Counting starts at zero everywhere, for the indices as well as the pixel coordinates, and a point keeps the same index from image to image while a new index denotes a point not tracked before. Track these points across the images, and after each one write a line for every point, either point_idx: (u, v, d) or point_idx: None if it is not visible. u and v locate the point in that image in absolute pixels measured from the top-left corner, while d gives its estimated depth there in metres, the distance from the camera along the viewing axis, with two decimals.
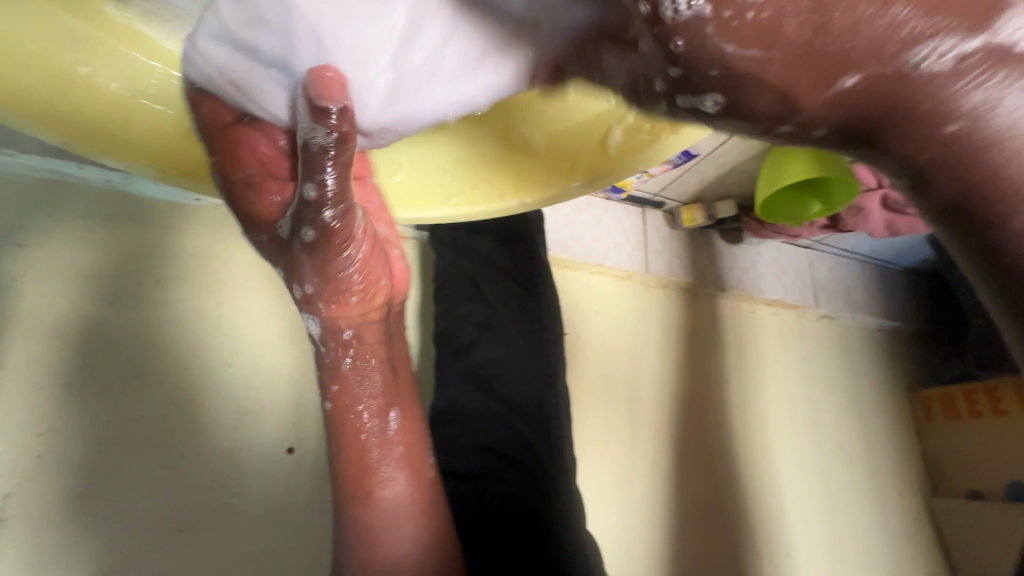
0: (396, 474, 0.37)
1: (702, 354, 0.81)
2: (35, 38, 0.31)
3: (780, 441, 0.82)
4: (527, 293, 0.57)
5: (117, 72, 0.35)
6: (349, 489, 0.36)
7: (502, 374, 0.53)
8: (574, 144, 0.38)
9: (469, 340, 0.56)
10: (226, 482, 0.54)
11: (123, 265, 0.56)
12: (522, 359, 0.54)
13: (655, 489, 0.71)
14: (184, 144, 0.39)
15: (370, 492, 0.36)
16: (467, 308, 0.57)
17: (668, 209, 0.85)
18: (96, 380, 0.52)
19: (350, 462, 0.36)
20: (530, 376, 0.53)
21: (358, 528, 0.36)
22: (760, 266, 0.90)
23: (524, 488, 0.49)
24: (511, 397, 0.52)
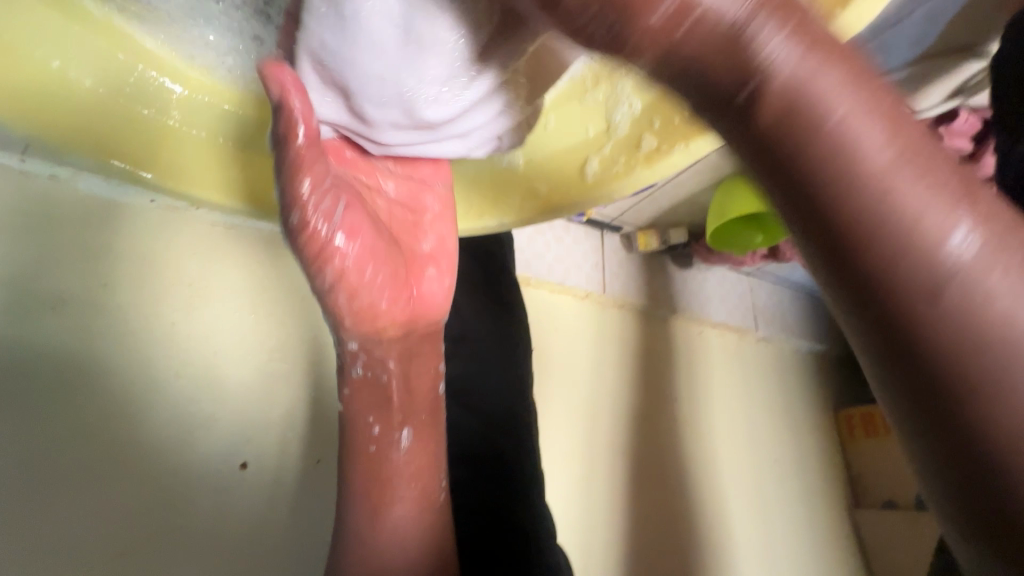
0: (402, 489, 0.41)
1: (656, 372, 0.85)
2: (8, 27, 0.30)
3: (724, 456, 0.87)
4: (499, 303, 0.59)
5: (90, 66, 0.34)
6: (360, 495, 0.41)
7: (474, 385, 0.54)
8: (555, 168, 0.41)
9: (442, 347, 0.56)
10: (171, 500, 0.51)
11: (65, 264, 0.52)
12: (494, 366, 0.55)
13: (610, 503, 0.73)
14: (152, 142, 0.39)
15: (379, 502, 0.41)
16: None
17: (625, 233, 0.90)
18: (27, 389, 0.48)
19: (363, 469, 0.41)
20: (503, 381, 0.54)
21: (358, 534, 0.40)
22: (707, 290, 0.96)
23: (498, 494, 0.49)
24: (484, 407, 0.53)
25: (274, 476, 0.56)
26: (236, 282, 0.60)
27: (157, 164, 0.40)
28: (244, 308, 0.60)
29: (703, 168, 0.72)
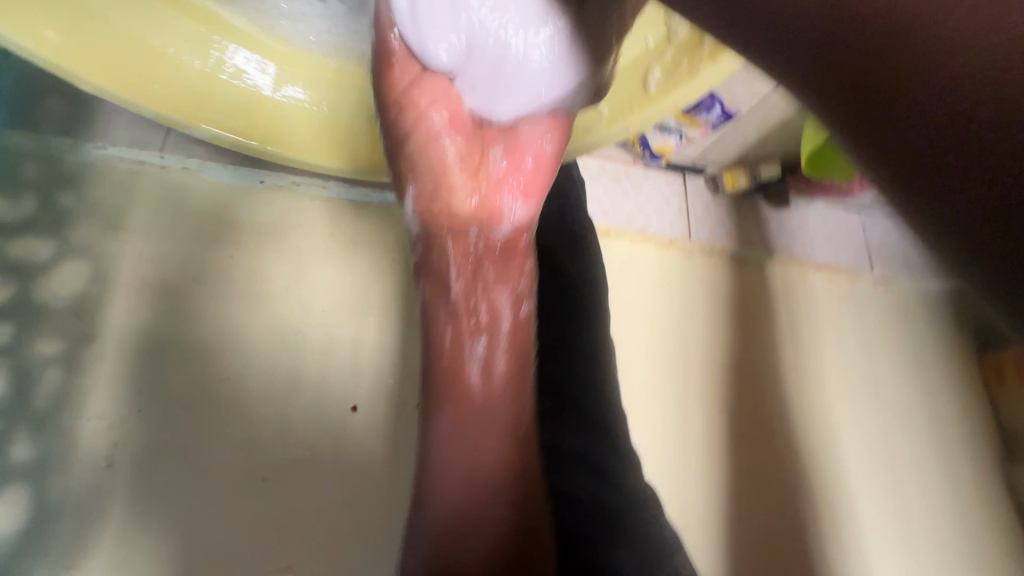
0: (492, 402, 0.40)
1: (753, 319, 0.80)
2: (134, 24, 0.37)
3: (836, 405, 0.80)
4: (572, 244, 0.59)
5: (197, 52, 0.41)
6: (442, 412, 0.40)
7: (555, 319, 0.55)
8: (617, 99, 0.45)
9: None
10: (299, 438, 0.58)
11: (201, 242, 0.61)
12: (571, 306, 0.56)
13: (705, 450, 0.72)
14: (252, 113, 0.43)
15: (463, 415, 0.40)
16: None
17: (710, 176, 0.84)
18: (182, 346, 0.57)
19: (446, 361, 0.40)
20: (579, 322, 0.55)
21: (444, 449, 0.39)
22: (809, 229, 0.87)
23: (579, 423, 0.51)
24: (564, 340, 0.54)
25: (384, 419, 0.60)
26: (336, 246, 0.65)
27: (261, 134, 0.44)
28: (345, 270, 0.65)
29: (793, 87, 0.65)
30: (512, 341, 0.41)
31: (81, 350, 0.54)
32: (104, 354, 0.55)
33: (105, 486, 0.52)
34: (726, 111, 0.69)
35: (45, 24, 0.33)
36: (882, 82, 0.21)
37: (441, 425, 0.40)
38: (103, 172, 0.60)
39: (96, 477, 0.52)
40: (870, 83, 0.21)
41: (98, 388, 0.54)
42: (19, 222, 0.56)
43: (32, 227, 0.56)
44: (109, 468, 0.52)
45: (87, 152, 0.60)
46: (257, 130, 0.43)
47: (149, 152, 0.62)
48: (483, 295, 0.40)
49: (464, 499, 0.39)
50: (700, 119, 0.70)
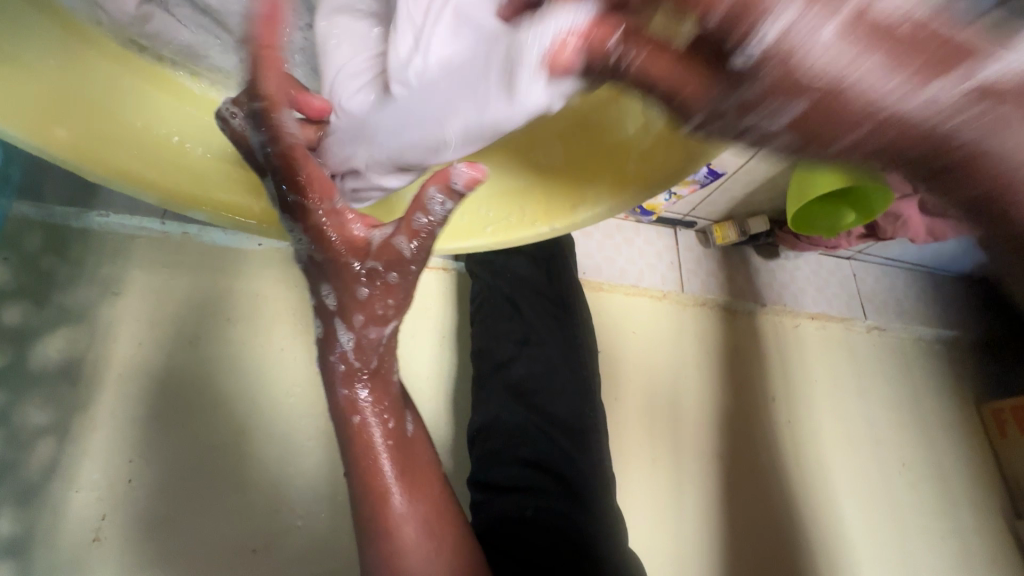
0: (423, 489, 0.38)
1: (748, 370, 0.80)
2: (141, 116, 0.40)
3: (835, 457, 0.80)
4: (563, 312, 0.62)
5: (202, 140, 0.43)
6: (367, 518, 0.37)
7: (542, 389, 0.57)
8: (600, 163, 0.42)
9: (508, 355, 0.59)
10: (291, 505, 0.57)
11: (199, 306, 0.62)
12: (563, 376, 0.58)
13: (703, 507, 0.71)
14: (253, 192, 0.45)
15: (388, 518, 0.37)
16: (507, 326, 0.61)
17: (700, 229, 0.86)
18: (175, 411, 0.57)
19: (364, 483, 0.37)
20: (570, 391, 0.57)
21: (382, 553, 0.36)
22: (800, 280, 0.89)
23: (566, 494, 0.52)
24: (552, 410, 0.56)
25: None
26: None
27: (262, 212, 0.45)
28: None
29: None
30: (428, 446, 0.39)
31: (73, 418, 0.54)
32: (97, 422, 0.55)
33: (90, 560, 0.51)
34: (712, 171, 0.71)
35: (52, 118, 0.34)
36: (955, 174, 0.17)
37: (372, 553, 0.37)
38: (105, 238, 0.62)
39: (82, 552, 0.51)
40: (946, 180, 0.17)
41: (89, 458, 0.53)
42: None
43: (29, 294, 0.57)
44: (95, 542, 0.51)
45: (88, 219, 0.61)
46: (256, 205, 0.44)
47: (153, 218, 0.64)
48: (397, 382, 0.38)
49: None
50: (688, 179, 0.72)
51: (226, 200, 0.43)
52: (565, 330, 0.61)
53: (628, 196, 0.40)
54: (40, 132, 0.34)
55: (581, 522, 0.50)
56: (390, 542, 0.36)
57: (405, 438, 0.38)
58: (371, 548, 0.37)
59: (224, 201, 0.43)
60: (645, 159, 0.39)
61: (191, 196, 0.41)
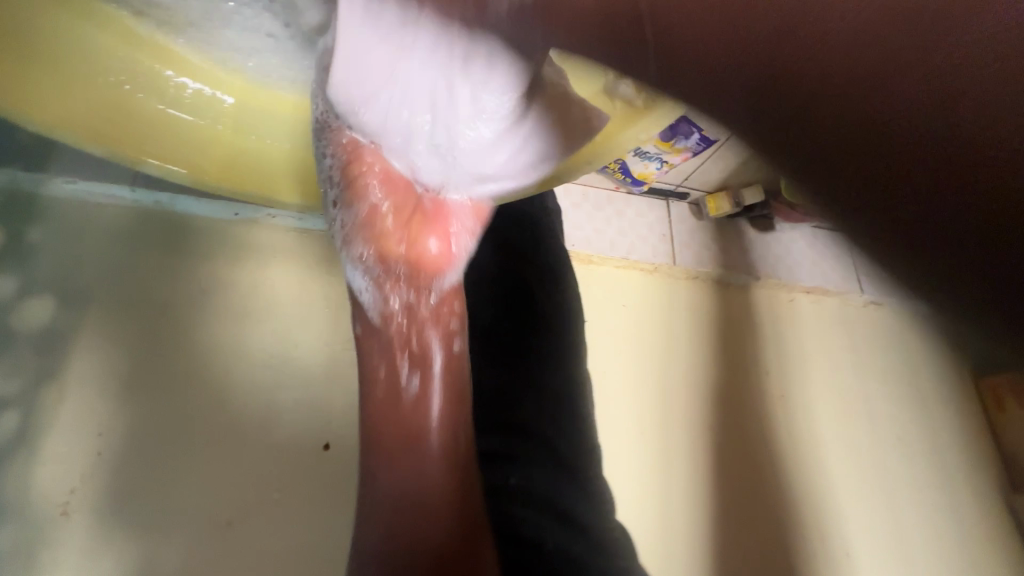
0: (440, 420, 0.39)
1: (741, 345, 0.79)
2: (90, 60, 0.37)
3: (827, 430, 0.79)
4: (547, 276, 0.60)
5: (155, 91, 0.41)
6: (377, 447, 0.38)
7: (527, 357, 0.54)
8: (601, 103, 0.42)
9: (489, 319, 0.56)
10: (267, 478, 0.55)
11: (172, 276, 0.60)
12: (543, 342, 0.56)
13: (692, 480, 0.70)
14: (211, 153, 0.44)
15: (397, 451, 0.38)
16: (486, 291, 0.57)
17: (693, 200, 0.84)
18: (147, 383, 0.55)
19: (374, 418, 0.38)
20: (549, 353, 0.55)
21: (386, 486, 0.37)
22: (795, 254, 0.87)
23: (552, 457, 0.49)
24: (540, 377, 0.54)
25: (355, 457, 0.58)
26: (310, 278, 0.64)
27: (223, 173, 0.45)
28: (320, 303, 0.64)
29: None
30: (448, 377, 0.40)
31: (41, 390, 0.52)
32: (66, 393, 0.53)
33: (58, 534, 0.49)
34: (705, 137, 0.69)
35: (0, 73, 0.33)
36: (957, 154, 0.18)
37: (377, 463, 0.38)
38: (73, 206, 0.59)
39: (49, 526, 0.49)
40: (957, 158, 0.18)
41: (57, 431, 0.51)
42: None
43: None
44: (64, 517, 0.49)
45: (53, 185, 0.58)
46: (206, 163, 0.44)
47: (122, 186, 0.61)
48: (418, 328, 0.39)
49: (404, 548, 0.36)
50: (680, 146, 0.70)
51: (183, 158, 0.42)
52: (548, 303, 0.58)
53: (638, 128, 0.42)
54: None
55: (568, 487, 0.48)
56: (399, 457, 0.37)
57: (419, 368, 0.39)
58: (376, 461, 0.38)
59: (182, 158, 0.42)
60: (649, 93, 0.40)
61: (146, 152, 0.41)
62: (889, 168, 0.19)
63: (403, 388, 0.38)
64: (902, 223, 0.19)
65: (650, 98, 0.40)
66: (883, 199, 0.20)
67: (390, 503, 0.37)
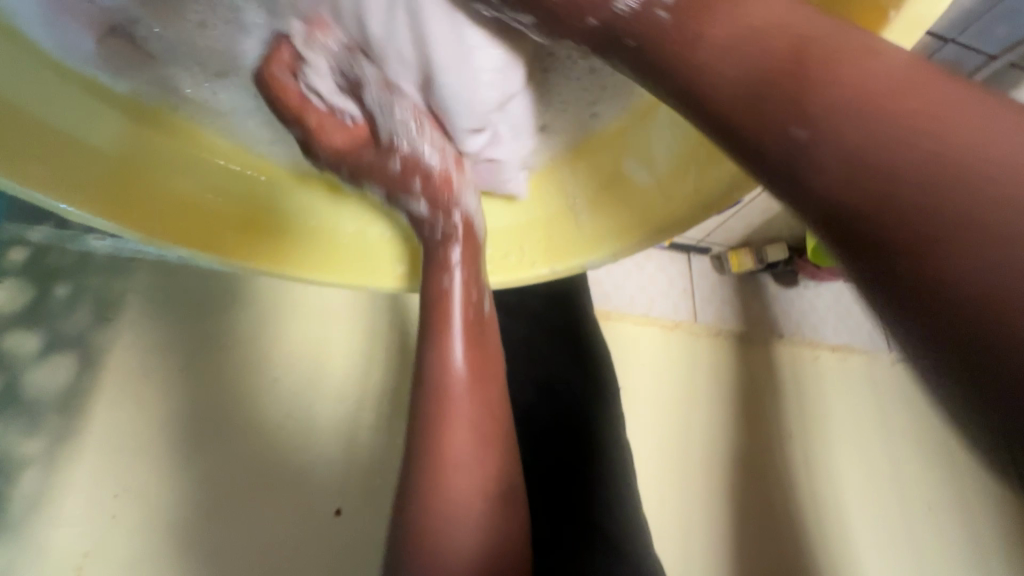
0: (482, 451, 0.36)
1: (765, 407, 0.77)
2: (136, 150, 0.35)
3: (853, 499, 0.76)
4: (581, 350, 0.59)
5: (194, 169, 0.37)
6: (419, 489, 0.35)
7: (564, 435, 0.54)
8: (622, 195, 0.38)
9: (529, 399, 0.56)
10: (280, 544, 0.55)
11: (193, 334, 0.60)
12: (581, 420, 0.55)
13: (712, 551, 0.67)
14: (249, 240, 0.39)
15: (439, 484, 0.34)
16: (525, 367, 0.57)
17: (715, 254, 0.83)
18: (163, 445, 0.55)
19: (417, 454, 0.36)
20: (590, 430, 0.54)
21: (422, 522, 0.34)
22: (820, 310, 0.85)
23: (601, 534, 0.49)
24: (583, 455, 0.53)
25: (368, 523, 0.58)
26: (335, 339, 0.65)
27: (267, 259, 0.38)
28: (341, 363, 0.64)
29: None
30: (478, 389, 0.37)
31: (61, 449, 0.53)
32: (85, 454, 0.53)
33: None
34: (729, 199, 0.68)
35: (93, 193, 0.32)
36: (907, 247, 0.15)
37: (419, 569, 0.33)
38: (102, 263, 0.60)
39: None
40: (877, 246, 0.15)
41: (75, 491, 0.52)
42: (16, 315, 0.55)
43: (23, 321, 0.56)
44: None
45: (81, 241, 0.59)
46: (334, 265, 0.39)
47: None
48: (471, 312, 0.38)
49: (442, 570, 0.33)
50: None
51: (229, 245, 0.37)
52: (586, 380, 0.57)
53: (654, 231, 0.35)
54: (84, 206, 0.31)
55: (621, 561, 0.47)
56: (439, 481, 0.35)
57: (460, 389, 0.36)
58: (417, 506, 0.34)
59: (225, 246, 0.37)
60: (666, 194, 0.35)
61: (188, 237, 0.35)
62: (854, 222, 0.15)
63: (450, 400, 0.36)
64: (924, 294, 0.14)
65: (672, 196, 0.34)
66: (868, 250, 0.15)
67: (422, 522, 0.34)
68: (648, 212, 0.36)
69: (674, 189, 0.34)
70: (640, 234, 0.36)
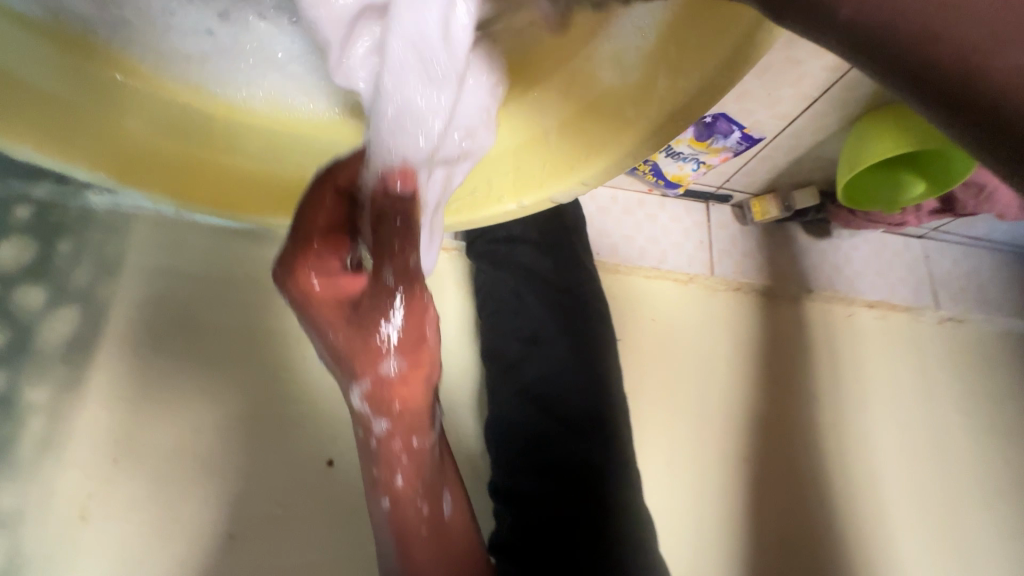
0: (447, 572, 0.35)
1: (788, 367, 0.71)
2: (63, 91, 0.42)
3: (887, 467, 0.69)
4: (572, 302, 0.56)
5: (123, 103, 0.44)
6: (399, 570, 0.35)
7: (557, 392, 0.52)
8: (591, 116, 0.33)
9: (518, 355, 0.54)
10: (274, 492, 0.56)
11: (190, 289, 0.61)
12: (573, 376, 0.52)
13: (723, 516, 0.64)
14: (173, 169, 0.47)
15: None
16: (513, 323, 0.55)
17: (736, 203, 0.75)
18: (163, 393, 0.57)
19: (399, 548, 0.34)
20: (582, 389, 0.52)
21: None
22: (857, 262, 0.76)
23: (586, 496, 0.48)
24: (564, 413, 0.51)
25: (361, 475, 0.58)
26: None
27: (183, 182, 0.47)
28: None
29: (824, 107, 0.57)
30: (449, 539, 0.35)
31: (67, 396, 0.55)
32: (88, 402, 0.55)
33: (77, 538, 0.51)
34: (747, 135, 0.61)
35: (50, 144, 0.42)
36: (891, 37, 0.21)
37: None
38: (99, 219, 0.61)
39: (67, 532, 0.51)
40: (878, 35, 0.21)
41: (80, 436, 0.54)
42: (21, 268, 0.57)
43: (29, 274, 0.57)
44: (82, 520, 0.51)
45: (81, 197, 0.60)
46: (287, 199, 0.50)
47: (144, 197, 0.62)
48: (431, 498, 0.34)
49: None
50: (718, 146, 0.62)
51: (139, 169, 0.46)
52: (578, 335, 0.54)
53: (625, 151, 0.31)
54: (66, 158, 0.43)
55: (606, 524, 0.48)
56: None
57: (429, 517, 0.34)
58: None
59: (139, 171, 0.46)
60: (637, 104, 0.31)
61: (129, 167, 0.45)
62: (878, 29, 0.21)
63: (416, 522, 0.34)
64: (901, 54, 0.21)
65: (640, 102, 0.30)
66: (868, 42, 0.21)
67: None
68: (615, 130, 0.32)
69: (645, 101, 0.30)
70: (611, 152, 0.32)
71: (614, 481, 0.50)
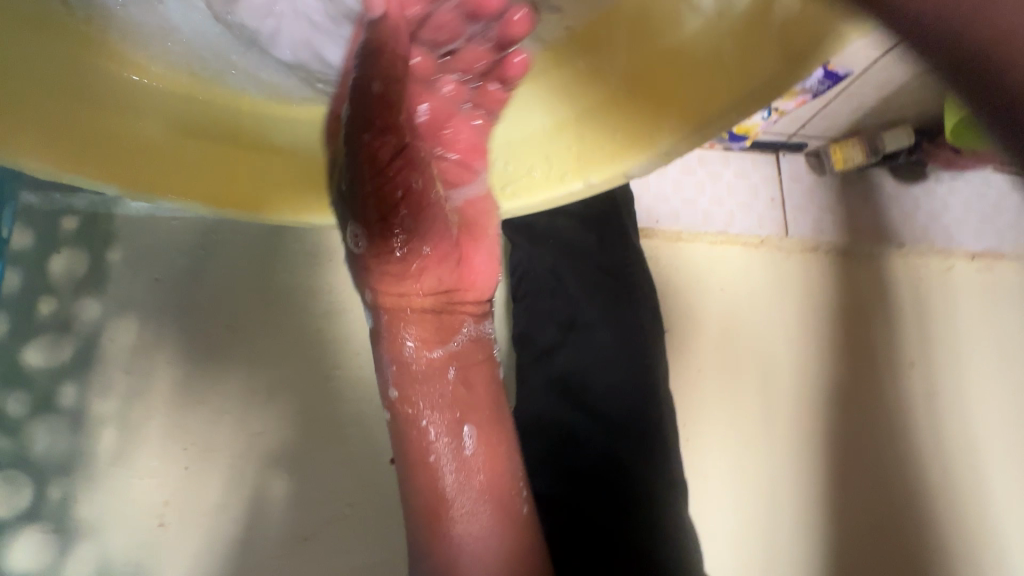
0: (480, 509, 0.35)
1: (877, 333, 0.64)
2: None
3: (992, 437, 0.62)
4: (618, 287, 0.50)
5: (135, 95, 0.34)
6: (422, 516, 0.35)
7: (597, 388, 0.47)
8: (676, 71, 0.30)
9: (552, 342, 0.50)
10: (337, 493, 0.55)
11: (238, 290, 0.59)
12: (616, 373, 0.47)
13: (807, 497, 0.59)
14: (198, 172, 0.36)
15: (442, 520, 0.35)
16: (549, 306, 0.50)
17: (812, 151, 0.67)
18: (224, 398, 0.56)
19: (421, 490, 0.35)
20: (628, 386, 0.47)
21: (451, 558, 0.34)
22: (956, 208, 0.67)
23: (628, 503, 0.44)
24: (606, 412, 0.46)
25: None
26: None
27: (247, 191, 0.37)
28: None
29: None
30: (491, 463, 0.36)
31: (133, 406, 0.55)
32: (153, 412, 0.55)
33: (158, 544, 0.52)
34: (832, 73, 0.53)
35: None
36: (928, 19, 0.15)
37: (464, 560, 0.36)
38: (141, 225, 0.60)
39: (148, 538, 0.52)
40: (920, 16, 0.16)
41: (150, 445, 0.54)
42: (74, 280, 0.57)
43: (82, 286, 0.57)
44: (160, 527, 0.52)
45: (122, 203, 0.59)
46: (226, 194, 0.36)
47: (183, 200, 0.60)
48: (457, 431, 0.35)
49: None
50: (796, 89, 0.54)
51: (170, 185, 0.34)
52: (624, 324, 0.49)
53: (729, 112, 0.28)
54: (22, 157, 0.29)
55: (642, 535, 0.43)
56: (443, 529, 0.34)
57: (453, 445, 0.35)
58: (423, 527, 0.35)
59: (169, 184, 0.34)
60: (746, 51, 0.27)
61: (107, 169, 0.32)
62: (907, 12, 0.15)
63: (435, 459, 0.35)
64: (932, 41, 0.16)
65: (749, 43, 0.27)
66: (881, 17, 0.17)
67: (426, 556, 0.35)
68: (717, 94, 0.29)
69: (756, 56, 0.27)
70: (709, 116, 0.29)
71: (662, 494, 0.45)
